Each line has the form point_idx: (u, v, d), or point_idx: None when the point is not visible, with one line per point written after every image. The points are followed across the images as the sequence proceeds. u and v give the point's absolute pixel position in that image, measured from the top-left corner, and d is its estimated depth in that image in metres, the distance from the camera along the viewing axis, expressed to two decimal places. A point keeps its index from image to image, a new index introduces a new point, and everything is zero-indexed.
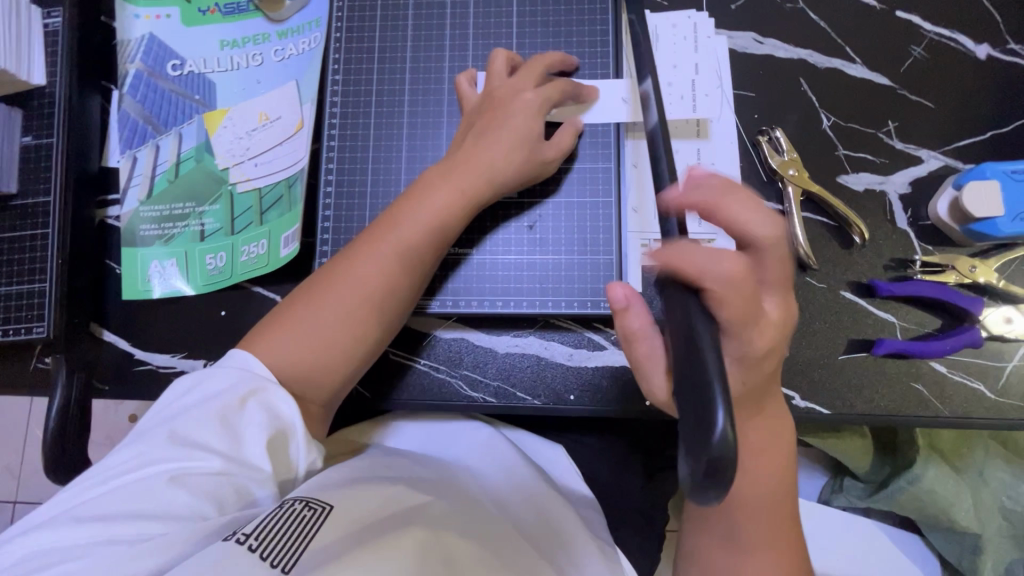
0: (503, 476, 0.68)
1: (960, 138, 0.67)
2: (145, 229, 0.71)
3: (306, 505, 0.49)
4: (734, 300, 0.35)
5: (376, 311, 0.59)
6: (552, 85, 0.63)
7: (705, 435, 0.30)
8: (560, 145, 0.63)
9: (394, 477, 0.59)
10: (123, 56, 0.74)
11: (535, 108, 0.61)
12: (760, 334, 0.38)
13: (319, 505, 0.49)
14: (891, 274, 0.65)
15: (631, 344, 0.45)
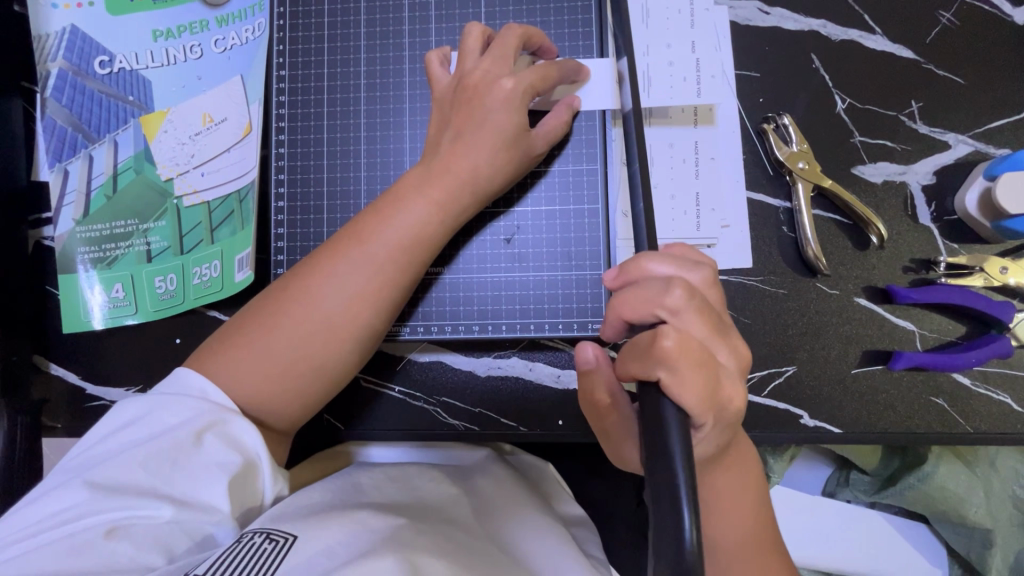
0: (495, 494, 0.62)
1: (992, 119, 0.60)
2: (83, 253, 0.64)
3: (266, 538, 0.43)
4: (688, 388, 0.35)
5: (339, 342, 0.52)
6: (537, 69, 0.53)
7: (675, 539, 0.30)
8: (550, 132, 0.55)
9: (370, 499, 0.54)
10: (42, 53, 0.65)
11: (523, 97, 0.53)
12: (723, 396, 0.38)
13: (282, 535, 0.44)
14: (911, 277, 0.58)
15: (602, 411, 0.45)
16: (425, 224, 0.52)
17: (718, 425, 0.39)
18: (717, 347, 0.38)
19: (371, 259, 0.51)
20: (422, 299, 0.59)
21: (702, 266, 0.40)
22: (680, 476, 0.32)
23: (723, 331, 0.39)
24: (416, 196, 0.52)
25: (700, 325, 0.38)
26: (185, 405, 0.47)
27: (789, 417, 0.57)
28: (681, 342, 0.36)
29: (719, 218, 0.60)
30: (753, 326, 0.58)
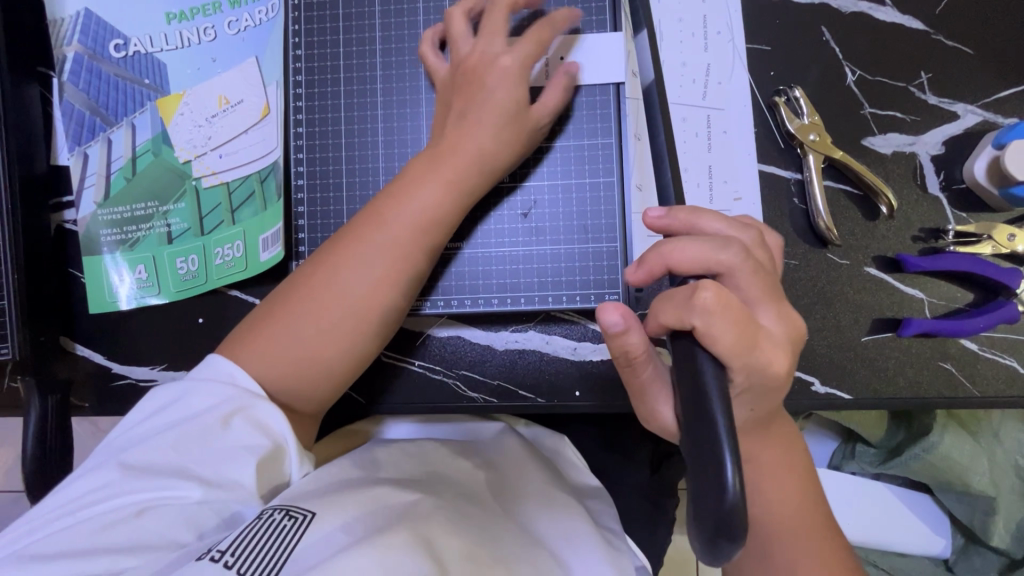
0: (512, 469, 0.63)
1: (1000, 89, 0.60)
2: (105, 234, 0.65)
3: (286, 515, 0.44)
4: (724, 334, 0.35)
5: (363, 324, 0.53)
6: (531, 38, 0.54)
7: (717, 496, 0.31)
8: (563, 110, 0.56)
9: (390, 476, 0.55)
10: (58, 38, 0.66)
11: None
12: (763, 348, 0.37)
13: (301, 513, 0.45)
14: (920, 246, 0.59)
15: (633, 369, 0.43)
16: (438, 205, 0.53)
17: (751, 393, 0.39)
18: (762, 307, 0.38)
19: (388, 242, 0.52)
20: (440, 277, 0.60)
21: (750, 230, 0.41)
22: (721, 427, 0.32)
23: (774, 295, 0.39)
24: (426, 179, 0.53)
25: (746, 282, 0.38)
26: (213, 390, 0.49)
27: (801, 384, 0.59)
28: (722, 294, 0.36)
29: (732, 191, 0.61)
30: None
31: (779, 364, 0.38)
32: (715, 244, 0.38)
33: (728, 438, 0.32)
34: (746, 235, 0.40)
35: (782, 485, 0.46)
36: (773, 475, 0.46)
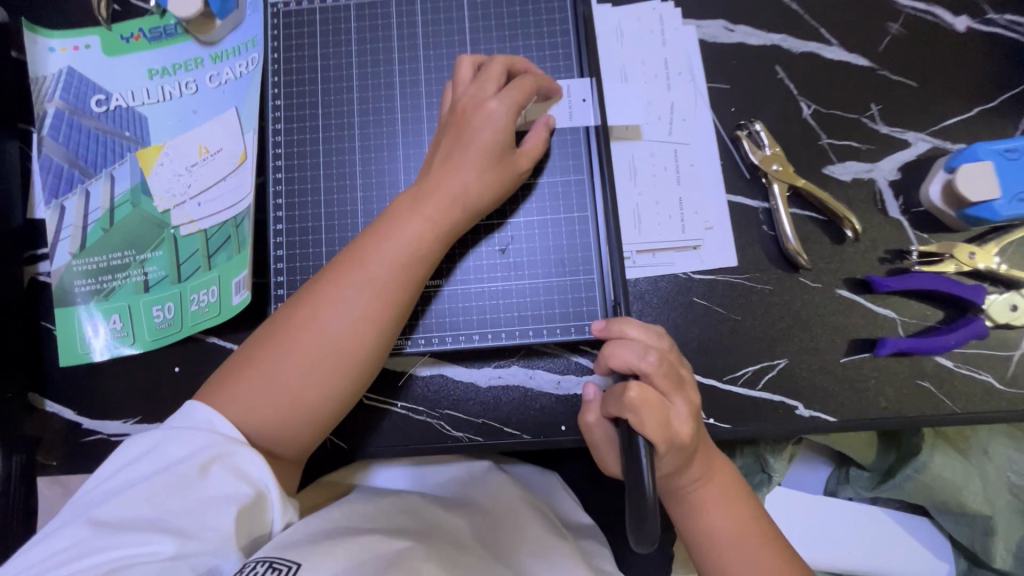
0: (499, 516, 0.61)
1: (947, 117, 0.64)
2: (80, 284, 0.64)
3: (269, 567, 0.42)
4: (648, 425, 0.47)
5: (345, 365, 0.53)
6: (515, 86, 0.56)
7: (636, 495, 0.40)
8: (532, 151, 0.58)
9: (377, 524, 0.53)
10: (39, 94, 0.67)
11: (508, 114, 0.55)
12: (677, 430, 0.49)
13: (286, 564, 0.43)
14: (887, 267, 0.61)
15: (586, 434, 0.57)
16: (419, 241, 0.54)
17: (677, 454, 0.49)
18: (674, 398, 0.50)
19: (372, 281, 0.53)
20: (416, 319, 0.60)
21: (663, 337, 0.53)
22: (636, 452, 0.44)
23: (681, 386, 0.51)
24: (408, 216, 0.54)
25: (663, 382, 0.50)
26: (191, 438, 0.48)
27: (785, 408, 0.59)
28: (644, 392, 0.48)
29: (703, 221, 0.62)
30: (743, 321, 0.60)
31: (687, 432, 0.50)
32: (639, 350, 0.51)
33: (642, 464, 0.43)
34: (661, 340, 0.53)
35: (717, 494, 0.54)
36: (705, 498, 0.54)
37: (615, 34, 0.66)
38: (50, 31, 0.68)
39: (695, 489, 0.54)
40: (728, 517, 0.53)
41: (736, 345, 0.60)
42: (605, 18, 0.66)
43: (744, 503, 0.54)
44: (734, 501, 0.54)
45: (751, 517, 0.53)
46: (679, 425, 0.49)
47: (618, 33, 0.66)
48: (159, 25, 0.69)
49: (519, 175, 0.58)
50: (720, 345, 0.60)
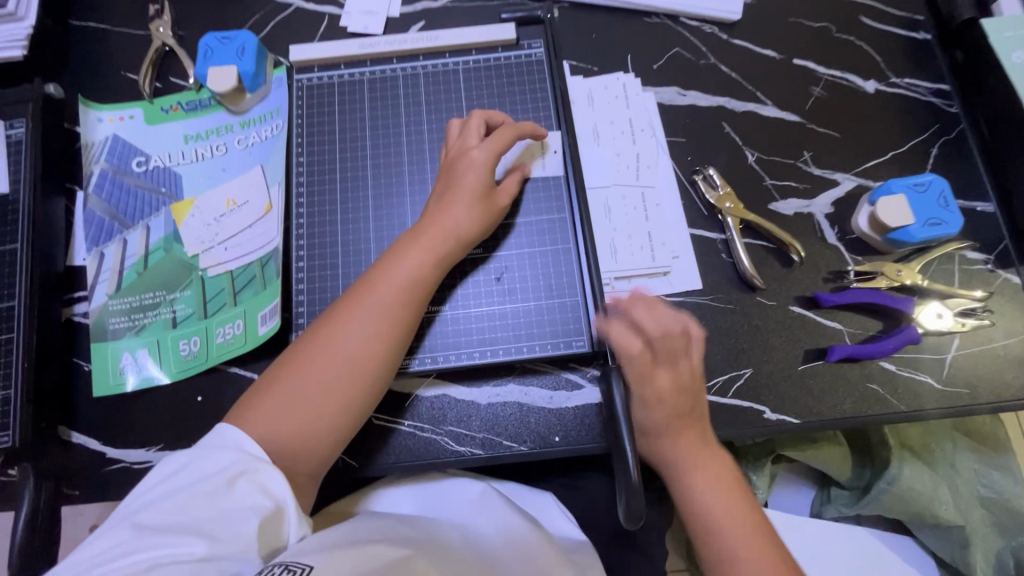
0: (494, 534, 0.65)
1: (867, 160, 0.76)
2: (114, 322, 0.71)
3: (284, 569, 0.46)
4: (619, 337, 0.59)
5: (358, 381, 0.60)
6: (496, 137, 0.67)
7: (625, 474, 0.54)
8: (509, 190, 0.68)
9: (382, 538, 0.58)
10: (87, 158, 0.77)
11: (490, 161, 0.66)
12: (663, 392, 0.59)
13: (299, 566, 0.47)
14: (831, 285, 0.71)
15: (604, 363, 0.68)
16: (420, 269, 0.62)
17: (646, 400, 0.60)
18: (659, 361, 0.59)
19: (380, 306, 0.61)
20: (423, 342, 0.68)
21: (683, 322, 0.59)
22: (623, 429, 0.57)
23: (673, 356, 0.59)
24: (409, 250, 0.63)
25: (659, 347, 0.58)
26: (222, 454, 0.52)
27: (753, 413, 0.66)
28: (621, 334, 0.59)
29: (671, 251, 0.72)
30: (711, 336, 0.69)
31: (675, 403, 0.60)
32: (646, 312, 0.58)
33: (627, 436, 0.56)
34: (684, 326, 0.59)
35: (713, 477, 0.59)
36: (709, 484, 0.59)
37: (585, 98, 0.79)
38: (101, 105, 0.79)
39: (689, 467, 0.60)
40: (721, 498, 0.58)
41: (706, 357, 0.68)
42: (578, 87, 0.79)
43: (740, 493, 0.59)
44: (730, 487, 0.59)
45: (744, 505, 0.58)
46: (665, 391, 0.59)
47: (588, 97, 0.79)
48: (195, 99, 0.80)
49: (501, 211, 0.68)
50: None
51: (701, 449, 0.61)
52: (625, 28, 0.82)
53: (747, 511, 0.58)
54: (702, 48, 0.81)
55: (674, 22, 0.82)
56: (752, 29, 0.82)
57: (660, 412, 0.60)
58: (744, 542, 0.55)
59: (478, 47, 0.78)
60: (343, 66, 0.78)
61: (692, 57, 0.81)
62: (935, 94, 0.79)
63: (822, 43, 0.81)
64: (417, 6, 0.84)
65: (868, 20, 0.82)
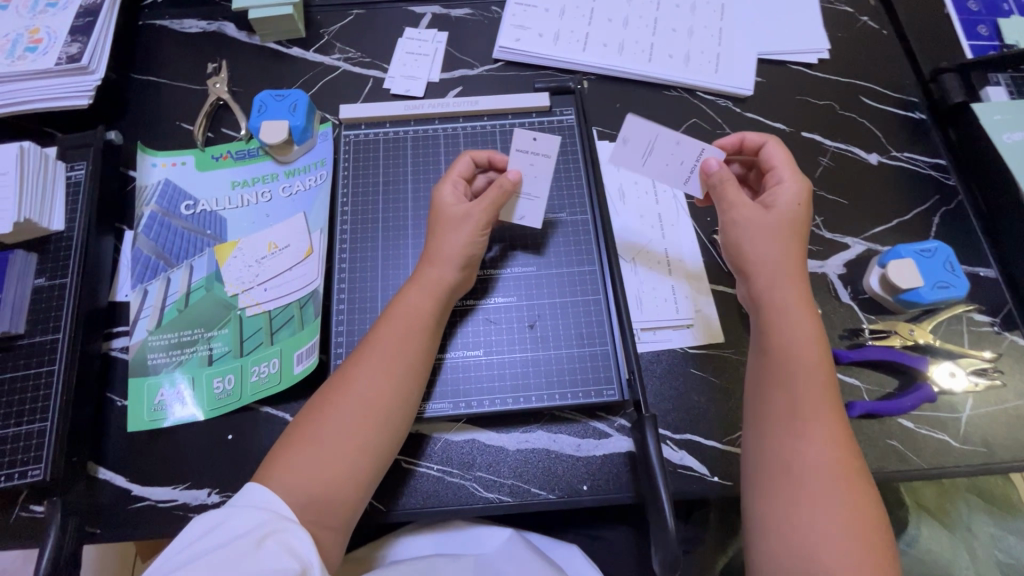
0: None
1: (875, 226, 0.81)
2: (153, 357, 0.72)
3: None
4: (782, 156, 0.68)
5: (374, 418, 0.61)
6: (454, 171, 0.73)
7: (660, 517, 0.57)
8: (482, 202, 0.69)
9: None
10: (140, 200, 0.81)
11: (457, 190, 0.72)
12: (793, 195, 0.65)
13: None
14: (846, 342, 0.74)
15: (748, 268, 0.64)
16: (417, 299, 0.66)
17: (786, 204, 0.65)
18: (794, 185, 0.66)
19: (386, 343, 0.64)
20: (456, 388, 0.69)
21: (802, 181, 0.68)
22: (653, 465, 0.60)
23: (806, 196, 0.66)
24: (408, 289, 0.67)
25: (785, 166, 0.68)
26: (252, 515, 0.52)
27: None
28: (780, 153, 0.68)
29: (695, 306, 0.75)
30: (735, 390, 0.71)
31: (803, 353, 0.58)
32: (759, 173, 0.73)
33: (657, 465, 0.60)
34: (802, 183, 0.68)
35: (830, 460, 0.53)
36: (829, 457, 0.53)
37: (634, 159, 0.69)
38: (157, 152, 0.84)
39: (805, 399, 0.56)
40: (831, 472, 0.52)
41: (731, 410, 0.70)
42: (642, 130, 0.67)
43: (864, 493, 0.52)
44: (851, 476, 0.52)
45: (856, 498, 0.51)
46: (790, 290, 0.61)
47: (642, 152, 0.68)
48: (245, 148, 0.85)
49: (481, 220, 0.69)
50: (717, 408, 0.70)
51: (831, 421, 0.55)
52: (647, 99, 0.89)
53: (856, 509, 0.51)
54: (718, 119, 0.88)
55: (691, 94, 0.90)
56: (763, 103, 0.90)
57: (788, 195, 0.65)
58: (824, 522, 0.50)
59: (513, 112, 0.85)
60: (388, 125, 0.85)
61: (708, 127, 0.88)
62: (933, 168, 0.85)
63: (827, 118, 0.89)
64: (455, 73, 0.91)
65: (868, 100, 0.90)
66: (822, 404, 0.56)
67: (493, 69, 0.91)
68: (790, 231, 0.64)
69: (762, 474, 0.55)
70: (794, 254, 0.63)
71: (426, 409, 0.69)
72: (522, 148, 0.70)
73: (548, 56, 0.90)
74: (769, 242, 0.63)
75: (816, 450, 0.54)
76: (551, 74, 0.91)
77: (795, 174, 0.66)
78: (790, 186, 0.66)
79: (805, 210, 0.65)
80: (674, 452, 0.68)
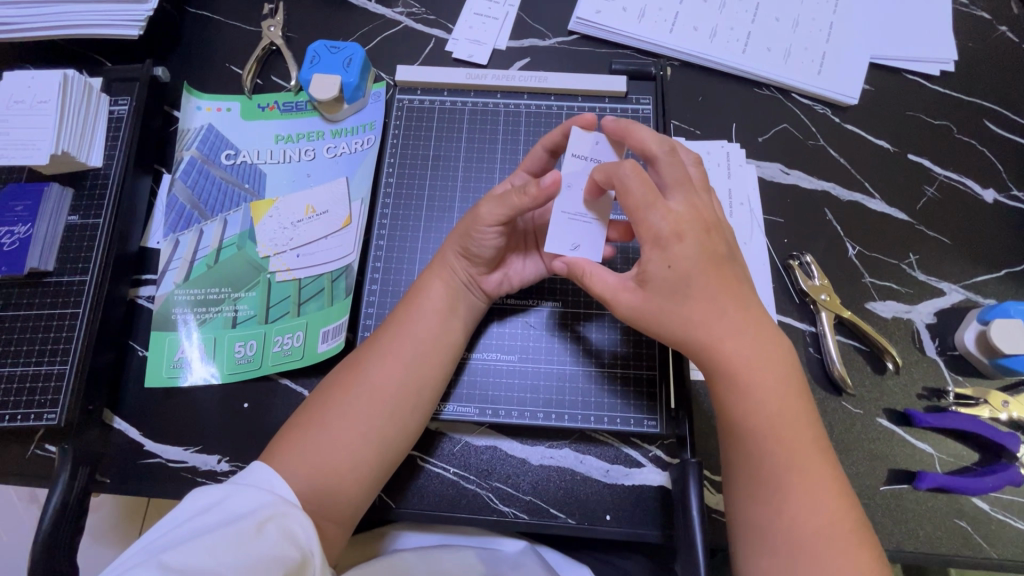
0: None
1: (978, 274, 0.71)
2: (178, 312, 0.70)
3: None
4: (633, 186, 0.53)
5: (381, 412, 0.57)
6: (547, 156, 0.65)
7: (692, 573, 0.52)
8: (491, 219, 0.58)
9: None
10: (180, 144, 0.77)
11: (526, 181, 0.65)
12: (664, 250, 0.52)
13: None
14: (924, 403, 0.66)
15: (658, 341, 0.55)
16: (439, 295, 0.61)
17: (660, 265, 0.52)
18: (652, 241, 0.53)
19: (402, 335, 0.60)
20: (485, 393, 0.65)
21: (679, 213, 0.53)
22: (693, 510, 0.54)
23: (678, 237, 0.52)
24: (430, 282, 0.62)
25: (643, 196, 0.53)
26: (255, 494, 0.48)
27: None
28: (630, 184, 0.52)
29: None
30: None
31: (805, 421, 0.50)
32: (656, 177, 0.56)
33: (695, 511, 0.54)
34: (691, 213, 0.54)
35: (823, 525, 0.46)
36: (837, 542, 0.46)
37: (584, 230, 0.58)
38: (203, 94, 0.80)
39: (821, 474, 0.48)
40: (839, 552, 0.45)
41: None
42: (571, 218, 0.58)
43: (865, 557, 0.45)
44: (846, 540, 0.46)
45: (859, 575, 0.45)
46: (755, 357, 0.50)
47: (580, 222, 0.58)
48: (292, 100, 0.80)
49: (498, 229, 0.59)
50: None
51: (816, 478, 0.48)
52: (734, 96, 0.79)
53: None
54: (812, 127, 0.78)
55: (785, 96, 0.79)
56: (868, 116, 0.79)
57: (655, 254, 0.53)
58: None
59: (583, 94, 0.77)
60: (447, 93, 0.78)
61: (800, 136, 0.77)
62: None
63: (941, 141, 0.77)
64: (524, 42, 0.83)
65: (992, 125, 0.78)
66: (816, 472, 0.48)
67: (566, 42, 0.83)
68: (691, 290, 0.51)
69: (755, 549, 0.48)
70: (716, 308, 0.51)
71: (449, 410, 0.64)
72: (578, 153, 0.58)
73: (629, 35, 0.81)
74: (672, 308, 0.52)
75: (820, 526, 0.46)
76: (631, 55, 0.82)
77: (660, 213, 0.53)
78: (658, 243, 0.52)
79: (682, 271, 0.52)
80: (711, 495, 0.62)
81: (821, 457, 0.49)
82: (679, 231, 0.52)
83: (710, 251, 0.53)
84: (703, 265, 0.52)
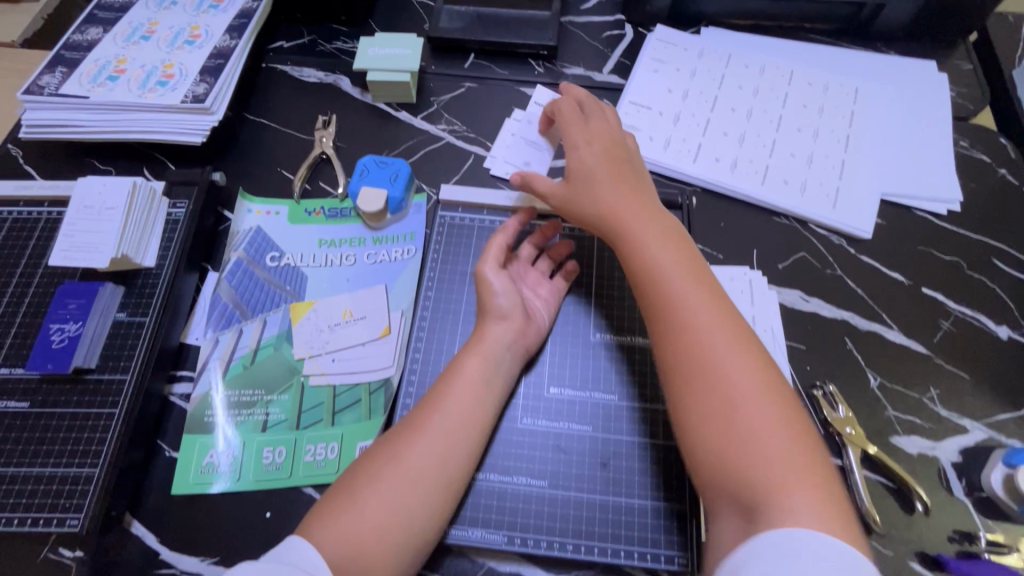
0: None
1: (998, 412, 0.73)
2: (212, 414, 0.70)
3: None
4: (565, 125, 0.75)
5: (421, 486, 0.58)
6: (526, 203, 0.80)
7: None
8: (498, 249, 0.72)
9: None
10: (230, 245, 0.81)
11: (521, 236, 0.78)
12: (575, 134, 0.74)
13: None
14: (956, 547, 0.65)
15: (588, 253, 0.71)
16: (476, 374, 0.64)
17: (580, 149, 0.73)
18: (577, 142, 0.73)
19: (441, 405, 0.62)
20: (513, 518, 0.64)
21: (599, 135, 0.74)
22: None
23: (593, 134, 0.74)
24: (469, 359, 0.65)
25: (569, 112, 0.77)
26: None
27: None
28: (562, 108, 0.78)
29: None
30: None
31: (748, 343, 0.59)
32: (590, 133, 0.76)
33: None
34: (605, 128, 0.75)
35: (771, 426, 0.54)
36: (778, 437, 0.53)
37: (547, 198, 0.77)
38: (255, 198, 0.85)
39: (760, 384, 0.56)
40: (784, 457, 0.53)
41: None
42: None
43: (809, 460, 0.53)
44: (791, 441, 0.53)
45: (789, 460, 0.52)
46: (691, 285, 0.62)
47: None
48: (338, 207, 0.85)
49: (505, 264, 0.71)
50: None
51: (755, 388, 0.56)
52: (754, 224, 0.84)
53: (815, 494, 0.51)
54: (829, 256, 0.82)
55: (803, 225, 0.84)
56: (881, 249, 0.83)
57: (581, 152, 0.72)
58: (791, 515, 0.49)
59: None
60: (486, 211, 0.83)
61: (818, 265, 0.82)
62: None
63: (952, 276, 0.81)
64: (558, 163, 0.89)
65: (1000, 262, 0.82)
66: (761, 385, 0.56)
67: None
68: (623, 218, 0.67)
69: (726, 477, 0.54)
70: (638, 207, 0.67)
71: (476, 536, 0.63)
72: None
73: (656, 163, 0.87)
74: (588, 188, 0.70)
75: (768, 431, 0.54)
76: (657, 181, 0.87)
77: (577, 131, 0.74)
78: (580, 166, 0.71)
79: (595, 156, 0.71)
80: None
81: (764, 374, 0.57)
82: (590, 140, 0.73)
83: (617, 152, 0.73)
84: (607, 150, 0.72)
